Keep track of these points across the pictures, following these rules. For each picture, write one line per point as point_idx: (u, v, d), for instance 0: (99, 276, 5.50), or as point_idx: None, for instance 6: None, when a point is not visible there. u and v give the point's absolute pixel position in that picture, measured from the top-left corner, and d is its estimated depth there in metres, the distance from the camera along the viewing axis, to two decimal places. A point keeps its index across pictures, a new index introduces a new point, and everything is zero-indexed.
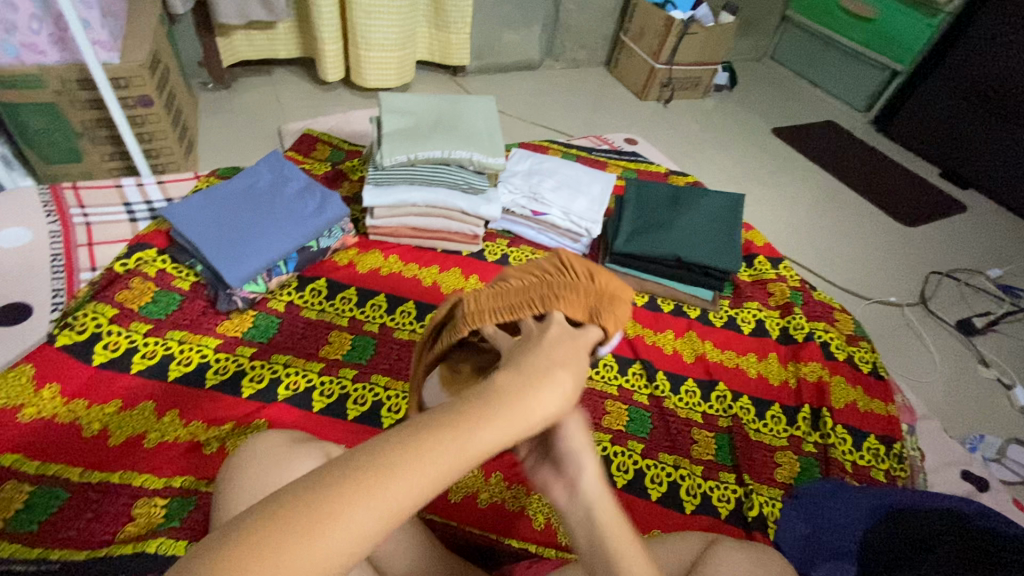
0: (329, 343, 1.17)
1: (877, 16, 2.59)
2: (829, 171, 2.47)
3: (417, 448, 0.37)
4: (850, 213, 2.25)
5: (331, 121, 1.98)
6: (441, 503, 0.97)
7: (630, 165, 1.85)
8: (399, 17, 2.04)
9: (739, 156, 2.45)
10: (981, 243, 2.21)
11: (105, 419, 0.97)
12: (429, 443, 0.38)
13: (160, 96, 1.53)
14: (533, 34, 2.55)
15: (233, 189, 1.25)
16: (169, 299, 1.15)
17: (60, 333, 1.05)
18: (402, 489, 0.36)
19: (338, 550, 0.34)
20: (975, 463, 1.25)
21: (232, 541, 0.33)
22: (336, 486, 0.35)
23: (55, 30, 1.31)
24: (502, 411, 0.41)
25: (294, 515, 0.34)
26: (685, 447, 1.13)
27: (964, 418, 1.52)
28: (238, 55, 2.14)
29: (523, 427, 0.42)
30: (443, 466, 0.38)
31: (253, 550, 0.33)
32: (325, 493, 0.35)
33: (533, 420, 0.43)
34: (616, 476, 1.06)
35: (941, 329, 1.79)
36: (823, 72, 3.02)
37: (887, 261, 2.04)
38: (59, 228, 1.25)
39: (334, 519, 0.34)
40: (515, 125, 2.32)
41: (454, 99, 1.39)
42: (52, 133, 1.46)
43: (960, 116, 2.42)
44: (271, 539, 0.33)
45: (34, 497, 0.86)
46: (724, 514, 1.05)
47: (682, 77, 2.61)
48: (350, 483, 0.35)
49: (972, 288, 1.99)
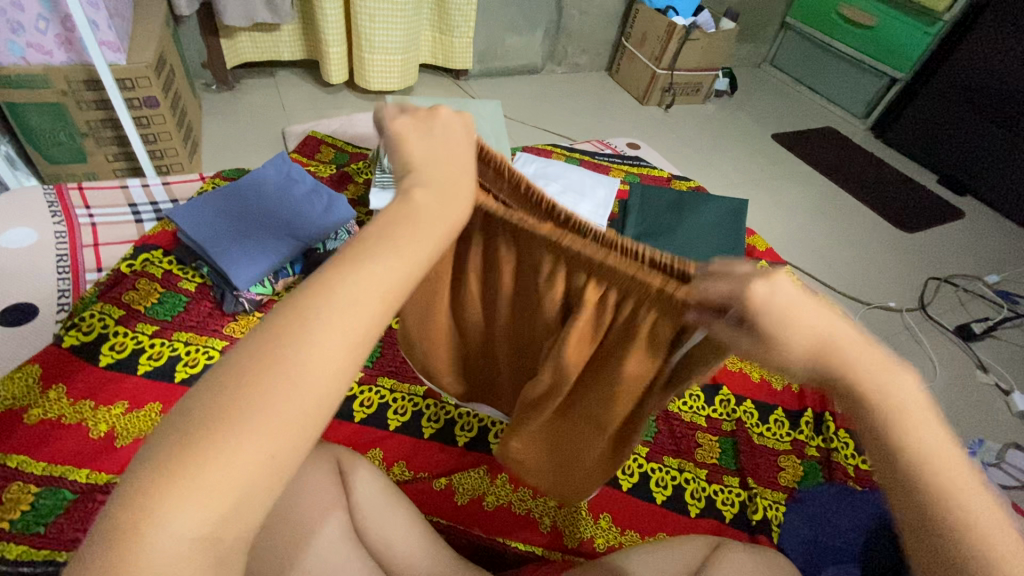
0: None
1: (876, 24, 2.62)
2: (829, 176, 2.49)
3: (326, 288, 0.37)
4: (850, 219, 2.27)
5: (334, 124, 1.98)
6: (449, 505, 0.97)
7: (633, 170, 1.86)
8: (403, 20, 2.05)
9: (739, 161, 2.46)
10: (979, 249, 2.23)
11: (111, 420, 0.97)
12: (342, 271, 0.38)
13: (165, 97, 1.54)
14: (535, 38, 2.56)
15: (240, 191, 1.25)
16: (175, 300, 1.15)
17: (67, 334, 1.04)
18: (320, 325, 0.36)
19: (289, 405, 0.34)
20: None
21: (193, 423, 0.33)
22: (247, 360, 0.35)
23: (62, 31, 1.31)
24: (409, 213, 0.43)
25: (245, 374, 0.35)
26: (689, 451, 1.14)
27: (963, 422, 1.53)
28: (242, 57, 2.15)
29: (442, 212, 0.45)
30: (375, 272, 0.39)
31: (218, 416, 0.33)
32: (257, 348, 0.35)
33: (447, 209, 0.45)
34: (621, 479, 1.07)
35: (940, 335, 1.81)
36: (822, 78, 3.04)
37: (887, 266, 2.05)
38: (65, 228, 1.25)
39: (281, 364, 0.35)
40: (518, 128, 2.33)
41: (460, 103, 1.40)
42: (57, 133, 1.45)
43: (958, 123, 2.45)
44: (230, 396, 0.34)
45: (40, 499, 0.86)
46: (729, 517, 1.05)
47: (683, 83, 2.62)
48: (281, 330, 0.36)
49: (970, 293, 2.01)
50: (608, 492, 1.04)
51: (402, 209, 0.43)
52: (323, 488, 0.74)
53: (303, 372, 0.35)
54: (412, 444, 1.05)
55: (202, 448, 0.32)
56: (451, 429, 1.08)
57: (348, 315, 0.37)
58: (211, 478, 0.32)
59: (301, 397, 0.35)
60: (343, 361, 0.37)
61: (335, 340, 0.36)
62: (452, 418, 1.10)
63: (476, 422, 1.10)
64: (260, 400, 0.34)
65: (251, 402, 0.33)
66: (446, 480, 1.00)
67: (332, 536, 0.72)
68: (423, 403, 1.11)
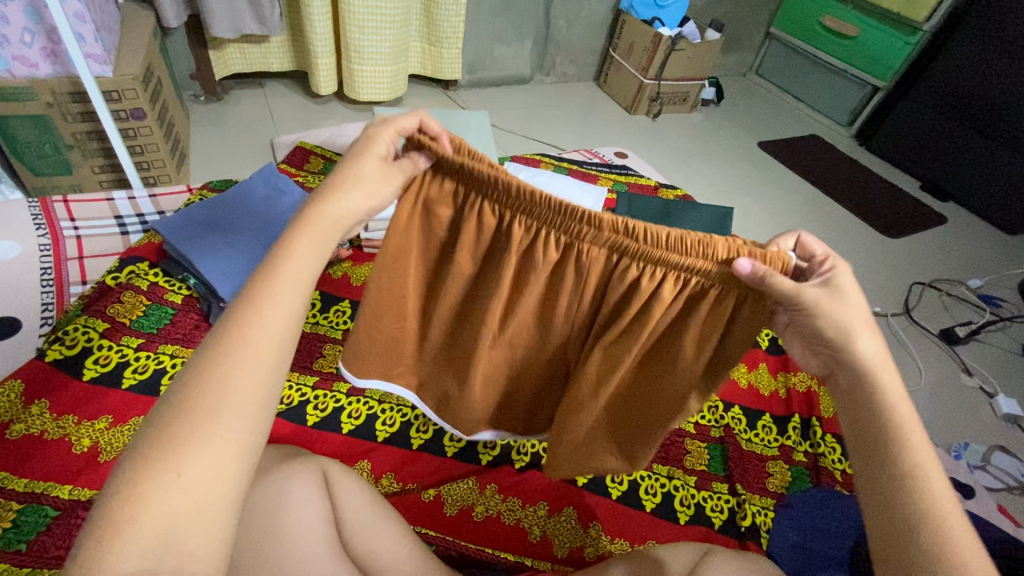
0: (323, 357, 1.16)
1: (857, 34, 2.67)
2: (813, 183, 2.53)
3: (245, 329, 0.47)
4: (835, 225, 2.30)
5: (324, 135, 2.00)
6: (436, 517, 0.97)
7: (620, 179, 1.88)
8: (391, 31, 2.06)
9: (726, 169, 2.50)
10: (960, 254, 2.27)
11: (95, 435, 0.95)
12: (240, 323, 0.47)
13: (153, 109, 1.53)
14: (523, 48, 2.59)
15: (228, 203, 1.25)
16: (161, 313, 1.14)
17: (50, 348, 1.03)
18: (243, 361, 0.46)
19: (220, 437, 0.43)
20: (961, 470, 1.27)
21: (131, 470, 0.41)
22: (183, 403, 0.44)
23: (48, 43, 1.30)
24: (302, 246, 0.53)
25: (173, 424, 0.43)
26: (678, 458, 1.15)
27: (949, 426, 1.55)
28: (231, 68, 2.15)
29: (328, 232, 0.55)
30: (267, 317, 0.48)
31: (161, 464, 0.41)
32: (177, 405, 0.44)
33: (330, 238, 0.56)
34: (610, 487, 1.07)
35: (925, 338, 1.83)
36: (805, 87, 3.10)
37: (872, 272, 2.08)
38: (49, 241, 1.23)
39: (205, 413, 0.43)
40: (507, 138, 2.35)
41: (449, 114, 1.41)
42: (42, 145, 1.45)
43: (938, 131, 2.51)
44: (166, 441, 0.42)
45: (22, 516, 0.84)
46: (718, 524, 1.06)
47: (670, 92, 2.66)
48: (200, 387, 0.44)
49: (954, 297, 2.03)
50: (598, 501, 1.04)
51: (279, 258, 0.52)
52: (309, 505, 0.73)
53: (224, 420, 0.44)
54: (400, 455, 1.05)
55: (152, 478, 0.41)
56: (440, 440, 1.08)
57: (255, 364, 0.47)
58: (143, 515, 0.40)
59: (227, 439, 0.44)
60: (256, 403, 0.46)
61: (256, 375, 0.46)
62: (441, 428, 1.10)
63: None
64: (200, 436, 0.43)
65: (195, 438, 0.43)
66: (435, 491, 1.00)
67: (316, 550, 0.71)
68: (411, 414, 1.11)
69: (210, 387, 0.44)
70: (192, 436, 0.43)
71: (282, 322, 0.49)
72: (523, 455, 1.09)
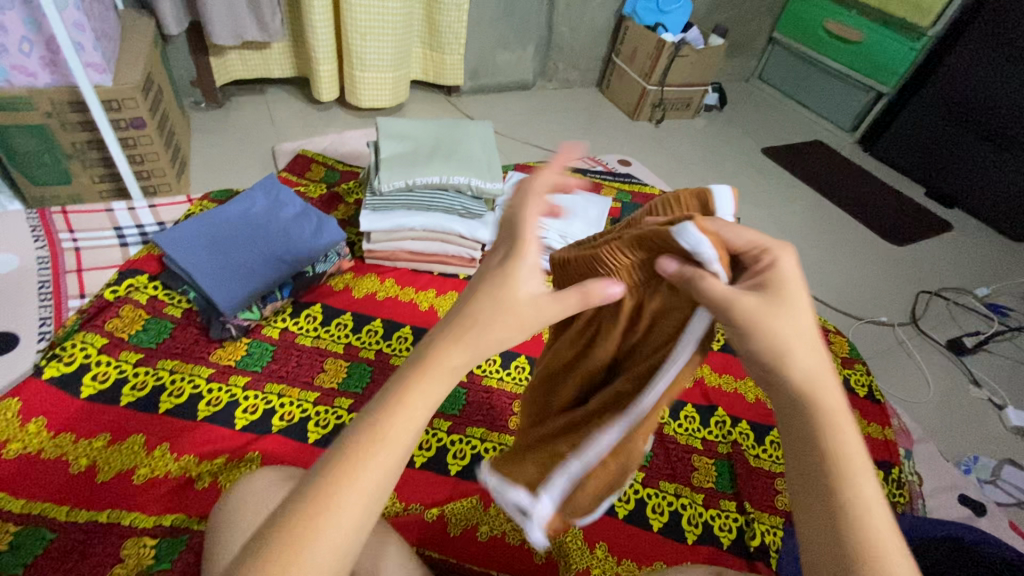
0: (324, 371, 1.15)
1: (861, 39, 2.65)
2: (817, 190, 2.51)
3: (371, 457, 0.43)
4: (841, 232, 2.28)
5: (325, 142, 1.99)
6: (441, 537, 0.95)
7: (624, 187, 1.86)
8: (393, 38, 2.05)
9: (730, 175, 2.48)
10: (967, 262, 2.25)
11: (92, 454, 0.93)
12: (365, 446, 0.43)
13: (153, 118, 1.52)
14: (526, 54, 2.58)
15: (228, 215, 1.23)
16: (161, 327, 1.12)
17: (47, 365, 1.01)
18: (357, 492, 0.42)
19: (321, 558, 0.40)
20: (972, 487, 1.25)
21: (256, 549, 0.40)
22: (300, 510, 0.41)
23: (47, 53, 1.29)
24: (422, 380, 0.47)
25: (306, 511, 0.41)
26: (685, 475, 1.13)
27: (959, 439, 1.52)
28: (232, 75, 2.14)
29: (438, 377, 0.47)
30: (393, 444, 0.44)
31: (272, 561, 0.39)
32: (307, 503, 0.41)
33: (438, 375, 0.47)
34: (617, 506, 1.05)
35: (932, 349, 1.81)
36: (809, 93, 3.08)
37: (878, 280, 2.06)
38: (47, 254, 1.22)
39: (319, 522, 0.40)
40: (509, 145, 2.33)
41: (452, 125, 1.38)
42: (40, 154, 1.43)
43: (942, 136, 2.49)
44: (279, 542, 0.40)
45: (20, 538, 0.82)
46: (726, 544, 1.04)
47: (673, 98, 2.65)
48: (323, 488, 0.42)
49: (961, 307, 2.02)
50: (607, 520, 1.02)
51: (409, 381, 0.46)
52: None
53: (323, 541, 0.40)
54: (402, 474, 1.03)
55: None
56: (443, 458, 1.06)
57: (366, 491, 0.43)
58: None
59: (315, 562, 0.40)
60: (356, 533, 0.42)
61: (360, 512, 0.42)
62: (444, 446, 1.08)
63: (469, 449, 1.08)
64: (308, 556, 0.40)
65: (304, 557, 0.39)
66: (439, 510, 0.98)
67: None
68: None
69: (327, 509, 0.41)
70: (294, 546, 0.40)
71: (394, 469, 0.44)
72: None
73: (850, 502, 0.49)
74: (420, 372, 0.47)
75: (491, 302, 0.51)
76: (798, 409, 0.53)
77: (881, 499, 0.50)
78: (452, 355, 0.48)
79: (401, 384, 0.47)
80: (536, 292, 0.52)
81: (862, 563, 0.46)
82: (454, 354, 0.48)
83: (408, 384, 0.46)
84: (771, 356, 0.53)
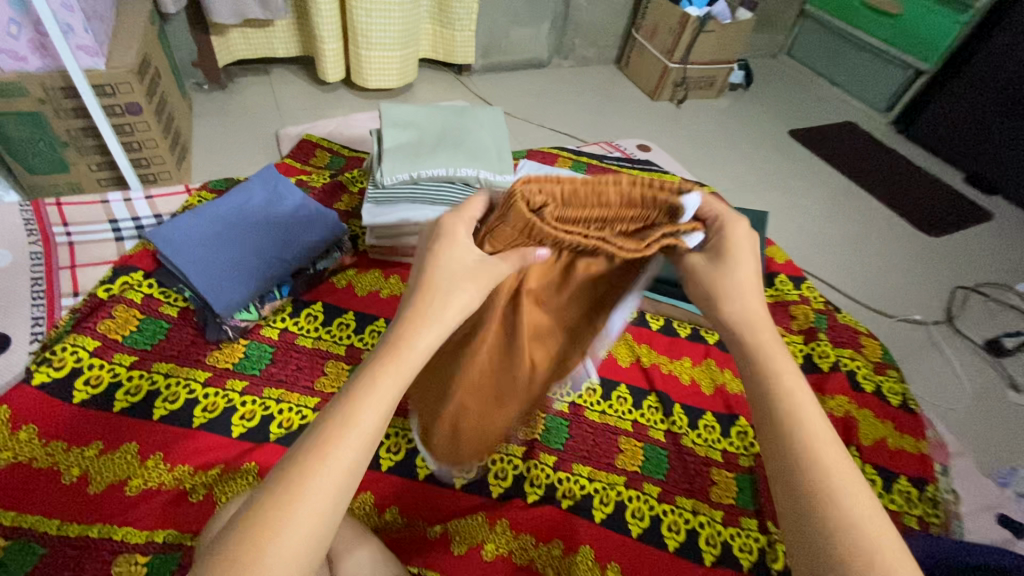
0: (325, 375, 1.10)
1: (902, 11, 2.47)
2: (848, 176, 2.37)
3: (332, 442, 0.47)
4: (873, 222, 2.15)
5: (330, 126, 1.91)
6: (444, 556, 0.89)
7: (644, 175, 1.76)
8: (401, 14, 1.95)
9: (755, 160, 2.35)
10: (1008, 255, 2.11)
11: (85, 464, 0.90)
12: (323, 443, 0.47)
13: (149, 103, 1.45)
14: (541, 31, 2.45)
15: (224, 208, 1.17)
16: (156, 327, 1.08)
17: (37, 369, 0.97)
18: (326, 476, 0.46)
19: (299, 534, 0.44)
20: (1012, 506, 1.17)
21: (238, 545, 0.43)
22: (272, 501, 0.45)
23: (35, 35, 1.22)
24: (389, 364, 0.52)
25: (278, 495, 0.45)
26: (704, 491, 1.07)
27: (995, 449, 1.43)
28: (234, 54, 2.05)
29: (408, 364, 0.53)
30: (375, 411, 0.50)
31: (252, 535, 0.43)
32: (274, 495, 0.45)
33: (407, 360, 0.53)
34: (631, 524, 0.99)
35: (968, 350, 1.71)
36: (841, 70, 2.90)
37: (911, 274, 1.94)
38: (41, 249, 1.18)
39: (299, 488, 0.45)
40: (522, 127, 2.22)
41: (460, 111, 1.30)
42: (35, 142, 1.38)
43: (984, 119, 2.32)
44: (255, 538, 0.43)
45: (8, 554, 0.80)
46: (746, 566, 0.98)
47: (697, 77, 2.50)
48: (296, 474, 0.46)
49: (1000, 304, 1.90)
50: (619, 538, 0.97)
51: (374, 372, 0.51)
52: None
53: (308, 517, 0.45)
54: (404, 486, 0.98)
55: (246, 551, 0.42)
56: None
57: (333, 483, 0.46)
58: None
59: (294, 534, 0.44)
60: (327, 510, 0.46)
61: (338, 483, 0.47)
62: None
63: None
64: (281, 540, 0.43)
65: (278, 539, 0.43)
66: (442, 527, 0.93)
67: None
68: (418, 441, 1.04)
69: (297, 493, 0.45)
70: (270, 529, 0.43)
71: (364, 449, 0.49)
72: (537, 487, 1.01)
73: (811, 456, 0.53)
74: (385, 364, 0.52)
75: (428, 297, 0.56)
76: (759, 389, 0.58)
77: (835, 444, 0.54)
78: (405, 349, 0.53)
79: (365, 374, 0.51)
80: (471, 266, 0.59)
81: (831, 526, 0.49)
82: (412, 348, 0.53)
83: (381, 369, 0.52)
84: (738, 321, 0.61)
